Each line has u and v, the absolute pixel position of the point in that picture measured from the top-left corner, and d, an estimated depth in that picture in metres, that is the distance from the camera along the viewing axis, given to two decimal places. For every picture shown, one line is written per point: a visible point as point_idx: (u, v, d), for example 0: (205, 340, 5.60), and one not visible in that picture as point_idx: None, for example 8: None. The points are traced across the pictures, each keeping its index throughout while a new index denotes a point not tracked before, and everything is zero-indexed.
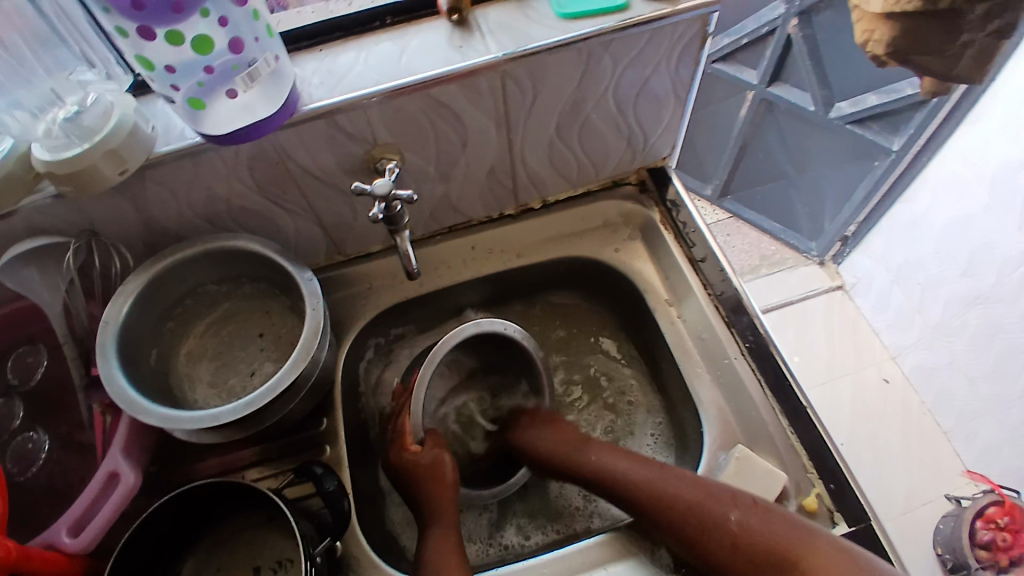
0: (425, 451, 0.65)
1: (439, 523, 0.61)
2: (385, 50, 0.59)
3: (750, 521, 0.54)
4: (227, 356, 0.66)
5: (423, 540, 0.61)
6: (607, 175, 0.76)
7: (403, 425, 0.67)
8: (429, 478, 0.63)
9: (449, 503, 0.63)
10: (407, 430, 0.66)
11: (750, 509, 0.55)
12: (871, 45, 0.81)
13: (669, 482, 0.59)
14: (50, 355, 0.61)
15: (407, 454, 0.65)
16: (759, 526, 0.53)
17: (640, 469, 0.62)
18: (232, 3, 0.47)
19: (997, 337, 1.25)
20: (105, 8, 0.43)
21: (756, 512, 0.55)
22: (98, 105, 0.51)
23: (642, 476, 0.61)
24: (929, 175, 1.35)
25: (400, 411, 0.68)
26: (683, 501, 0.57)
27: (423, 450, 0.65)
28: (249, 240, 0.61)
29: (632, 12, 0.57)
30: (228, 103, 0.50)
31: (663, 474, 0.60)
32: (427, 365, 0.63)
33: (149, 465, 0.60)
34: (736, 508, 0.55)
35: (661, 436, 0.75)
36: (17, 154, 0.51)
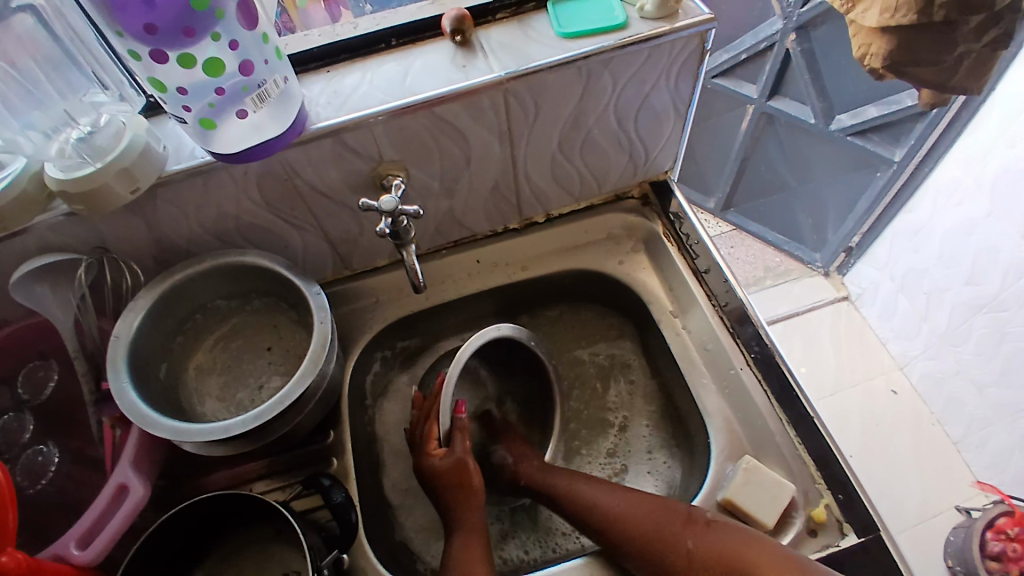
0: (450, 452, 0.66)
1: (463, 531, 0.62)
2: (390, 70, 0.60)
3: (703, 539, 0.57)
4: (236, 370, 0.67)
5: (447, 547, 0.62)
6: (609, 189, 0.77)
7: (428, 429, 0.68)
8: (458, 481, 0.64)
9: (477, 510, 0.64)
10: (434, 434, 0.67)
11: (706, 526, 0.58)
12: (868, 59, 0.82)
13: (625, 503, 0.62)
14: (62, 369, 0.63)
15: (431, 458, 0.66)
16: (713, 543, 0.56)
17: (601, 497, 0.64)
18: (242, 28, 0.48)
19: (1004, 346, 1.25)
20: (120, 32, 0.44)
21: (704, 528, 0.57)
22: (110, 125, 0.53)
23: (601, 505, 0.63)
24: (931, 185, 1.35)
25: (427, 414, 0.69)
26: (640, 523, 0.60)
27: (449, 452, 0.66)
28: (257, 255, 0.62)
29: (630, 31, 0.59)
30: (238, 123, 0.51)
31: (623, 497, 0.63)
32: (456, 365, 0.63)
33: (159, 479, 0.61)
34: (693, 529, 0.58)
35: (664, 445, 0.75)
36: (30, 171, 0.53)
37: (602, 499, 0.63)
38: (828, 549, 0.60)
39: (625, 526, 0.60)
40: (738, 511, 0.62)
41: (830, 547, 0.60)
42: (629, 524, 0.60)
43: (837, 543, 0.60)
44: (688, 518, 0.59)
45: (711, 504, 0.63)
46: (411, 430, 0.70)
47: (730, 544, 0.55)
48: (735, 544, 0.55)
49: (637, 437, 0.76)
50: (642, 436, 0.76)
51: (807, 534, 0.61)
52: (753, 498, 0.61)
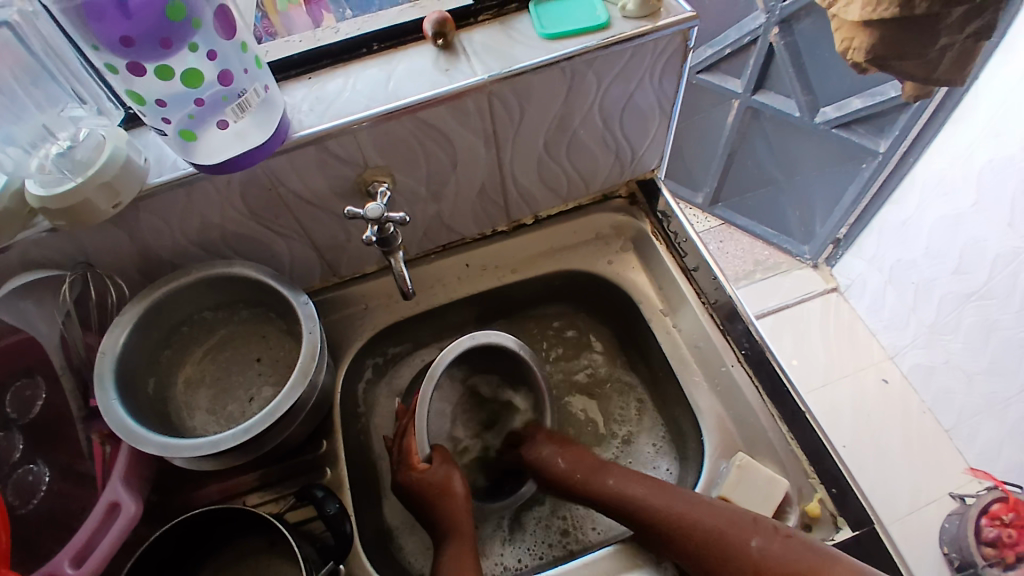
0: (434, 468, 0.65)
1: (456, 539, 0.62)
2: (373, 76, 0.60)
3: (773, 546, 0.55)
4: (225, 382, 0.66)
5: (439, 556, 0.62)
6: (596, 189, 0.77)
7: (407, 444, 0.67)
8: (444, 494, 0.64)
9: (466, 518, 0.64)
10: (412, 450, 0.66)
11: (776, 535, 0.55)
12: (851, 53, 0.83)
13: (684, 503, 0.59)
14: (48, 387, 0.61)
15: (412, 473, 0.65)
16: (786, 551, 0.54)
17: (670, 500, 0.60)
18: (221, 37, 0.48)
19: (994, 334, 1.26)
20: (96, 46, 0.43)
21: (779, 539, 0.55)
22: (90, 138, 0.52)
23: (669, 506, 0.60)
24: (917, 176, 1.36)
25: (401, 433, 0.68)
26: (700, 527, 0.57)
27: (431, 466, 0.65)
28: (243, 265, 0.61)
29: (613, 31, 0.58)
30: (219, 133, 0.51)
31: (683, 496, 0.60)
32: (428, 381, 0.64)
33: (149, 494, 0.60)
34: (758, 533, 0.56)
35: (659, 441, 0.75)
36: (11, 189, 0.52)
37: (661, 500, 0.60)
38: (823, 544, 0.60)
39: (688, 529, 0.58)
40: None
41: (824, 541, 0.60)
42: (688, 529, 0.58)
43: (831, 537, 0.60)
44: (756, 522, 0.56)
45: None
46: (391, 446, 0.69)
47: (805, 557, 0.53)
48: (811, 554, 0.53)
49: (630, 434, 0.76)
50: (634, 433, 0.76)
51: (802, 529, 0.61)
52: (748, 496, 0.61)
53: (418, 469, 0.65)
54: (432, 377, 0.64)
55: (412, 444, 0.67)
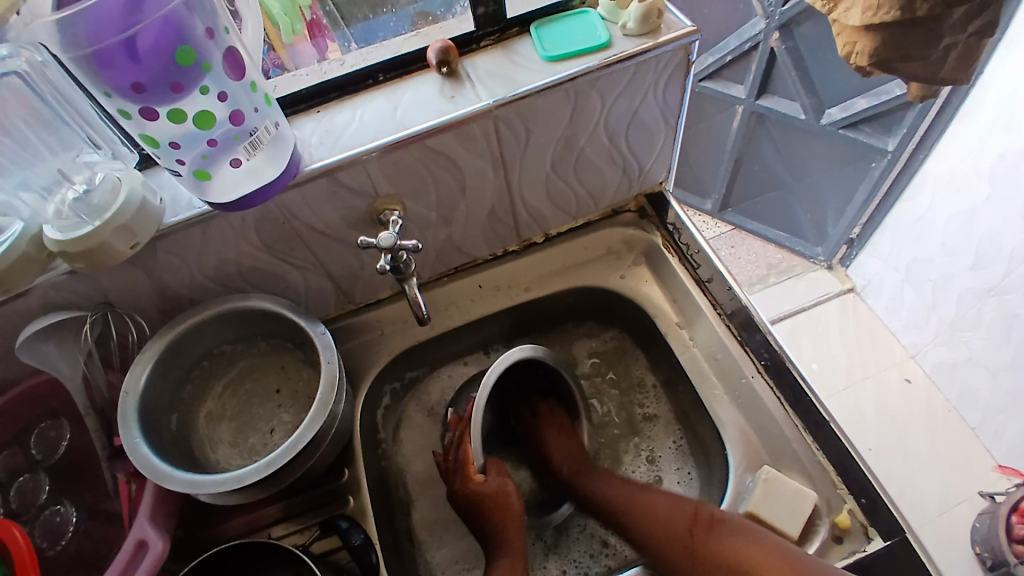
0: (489, 478, 0.66)
1: (509, 554, 0.63)
2: (380, 106, 0.60)
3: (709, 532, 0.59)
4: (246, 415, 0.67)
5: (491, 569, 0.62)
6: (606, 204, 0.77)
7: (464, 454, 0.66)
8: (499, 507, 0.65)
9: (519, 535, 0.65)
10: (469, 459, 0.66)
11: (707, 528, 0.59)
12: (855, 57, 0.82)
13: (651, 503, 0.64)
14: (72, 428, 0.63)
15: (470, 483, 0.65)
16: (718, 537, 0.58)
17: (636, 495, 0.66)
18: (230, 78, 0.49)
19: (1015, 328, 1.24)
20: (109, 93, 0.44)
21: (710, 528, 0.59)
22: (106, 181, 0.54)
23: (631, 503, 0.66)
24: (927, 173, 1.35)
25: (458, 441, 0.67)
26: (647, 517, 0.63)
27: (487, 478, 0.66)
28: (260, 298, 0.62)
29: (615, 49, 0.59)
30: (232, 171, 0.52)
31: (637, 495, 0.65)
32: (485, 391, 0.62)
33: (175, 529, 0.60)
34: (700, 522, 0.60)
35: (683, 447, 0.74)
36: (29, 233, 0.54)
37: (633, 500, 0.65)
38: (854, 555, 0.59)
39: (637, 518, 0.63)
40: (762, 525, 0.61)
41: (855, 553, 0.59)
42: (637, 517, 0.64)
43: (863, 548, 0.59)
44: (695, 514, 0.61)
45: None
46: (444, 457, 0.68)
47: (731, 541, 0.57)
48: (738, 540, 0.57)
49: (656, 442, 0.75)
50: (662, 441, 0.75)
51: (832, 541, 0.60)
52: (776, 511, 0.60)
53: (474, 479, 0.65)
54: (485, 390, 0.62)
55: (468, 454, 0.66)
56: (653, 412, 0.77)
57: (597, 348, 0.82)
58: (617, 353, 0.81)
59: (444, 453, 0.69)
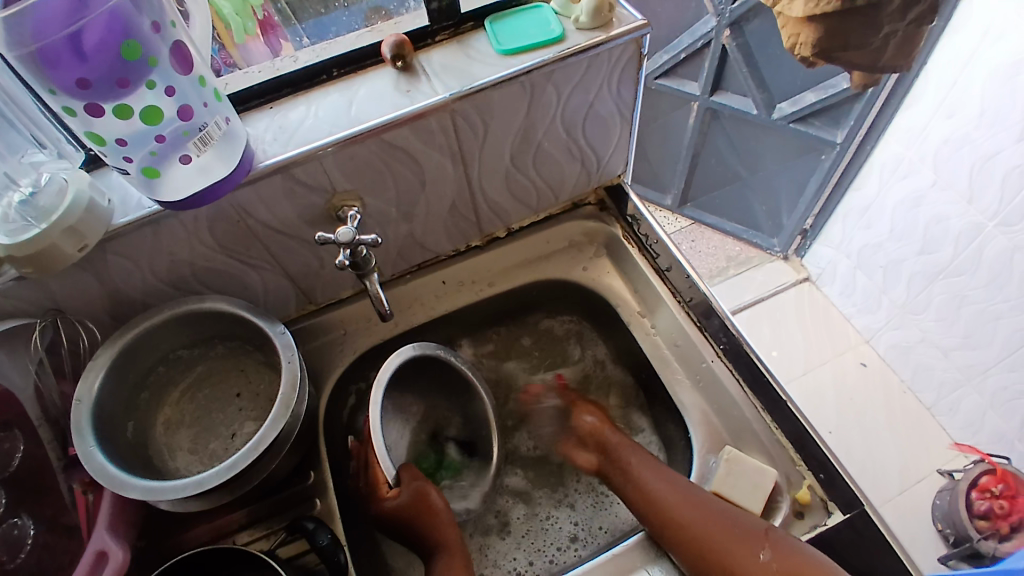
0: (403, 491, 0.63)
1: (448, 553, 0.62)
2: (334, 101, 0.60)
3: (781, 555, 0.55)
4: (207, 420, 0.65)
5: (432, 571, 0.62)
6: (565, 197, 0.78)
7: (373, 474, 0.65)
8: (422, 511, 0.63)
9: (451, 532, 0.63)
10: (379, 478, 0.64)
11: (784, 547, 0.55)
12: (798, 48, 0.85)
13: (704, 510, 0.59)
14: (27, 438, 0.57)
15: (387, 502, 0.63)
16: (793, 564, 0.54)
17: (685, 502, 0.60)
18: (178, 73, 0.48)
19: (964, 308, 1.30)
20: (52, 90, 0.43)
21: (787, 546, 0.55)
22: (52, 183, 0.52)
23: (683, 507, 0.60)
24: (875, 162, 1.40)
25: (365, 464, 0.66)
26: (707, 530, 0.58)
27: (400, 489, 0.64)
28: (217, 299, 0.60)
29: (568, 43, 0.60)
30: (182, 169, 0.51)
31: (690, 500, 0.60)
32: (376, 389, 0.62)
33: (136, 539, 0.58)
34: (768, 544, 0.56)
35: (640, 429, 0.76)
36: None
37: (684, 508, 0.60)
38: (816, 529, 0.61)
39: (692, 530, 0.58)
40: None
41: (817, 527, 0.61)
42: (699, 530, 0.58)
43: (824, 522, 0.61)
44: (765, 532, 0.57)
45: None
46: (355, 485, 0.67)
47: (806, 567, 0.53)
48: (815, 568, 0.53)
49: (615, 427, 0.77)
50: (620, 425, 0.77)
51: (794, 516, 0.62)
52: (738, 489, 0.62)
53: (388, 497, 0.63)
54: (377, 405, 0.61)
55: (377, 473, 0.64)
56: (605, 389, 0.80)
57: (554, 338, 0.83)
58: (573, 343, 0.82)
59: (355, 480, 0.67)
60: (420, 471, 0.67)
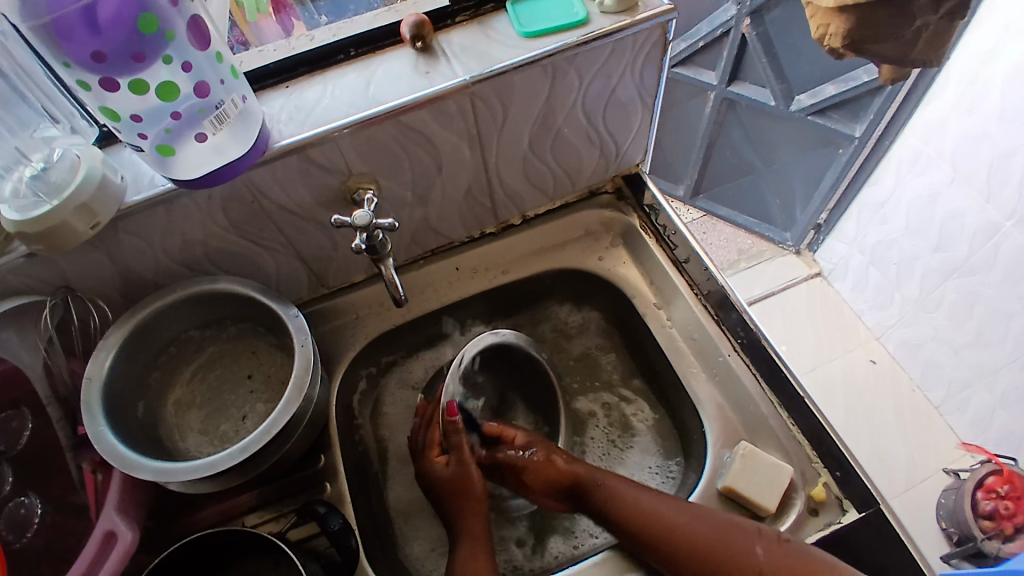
0: (451, 463, 0.66)
1: (468, 542, 0.62)
2: (351, 81, 0.59)
3: (775, 552, 0.55)
4: (217, 402, 0.65)
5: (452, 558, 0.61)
6: (583, 185, 0.77)
7: (429, 436, 0.68)
8: (459, 490, 0.64)
9: (479, 521, 0.63)
10: (435, 442, 0.67)
11: (777, 544, 0.56)
12: (827, 39, 0.82)
13: (691, 516, 0.58)
14: (35, 418, 0.58)
15: (432, 466, 0.66)
16: (789, 560, 0.54)
17: (671, 511, 0.59)
18: (195, 49, 0.47)
19: (977, 308, 1.28)
20: (67, 63, 0.42)
21: (781, 543, 0.56)
22: (64, 159, 0.51)
23: (669, 515, 0.59)
24: (893, 157, 1.38)
25: (427, 421, 0.68)
26: (697, 536, 0.57)
27: (449, 461, 0.66)
28: (229, 280, 0.60)
29: (592, 26, 0.58)
30: (198, 147, 0.50)
31: (673, 505, 0.59)
32: (460, 361, 0.64)
33: (144, 519, 0.58)
34: (762, 542, 0.56)
35: (652, 418, 0.76)
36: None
37: (670, 516, 0.59)
38: (831, 527, 0.60)
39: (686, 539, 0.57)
40: (740, 498, 0.62)
41: (832, 524, 0.60)
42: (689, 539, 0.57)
43: (839, 520, 0.60)
44: (758, 531, 0.57)
45: (713, 494, 0.63)
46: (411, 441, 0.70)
47: (801, 563, 0.54)
48: (812, 563, 0.54)
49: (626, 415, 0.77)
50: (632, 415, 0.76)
51: (808, 514, 0.61)
52: (753, 484, 0.61)
53: (437, 462, 0.66)
54: (455, 374, 0.65)
55: (435, 436, 0.67)
56: (619, 378, 0.79)
57: (571, 322, 0.82)
58: (589, 327, 0.81)
59: (412, 437, 0.70)
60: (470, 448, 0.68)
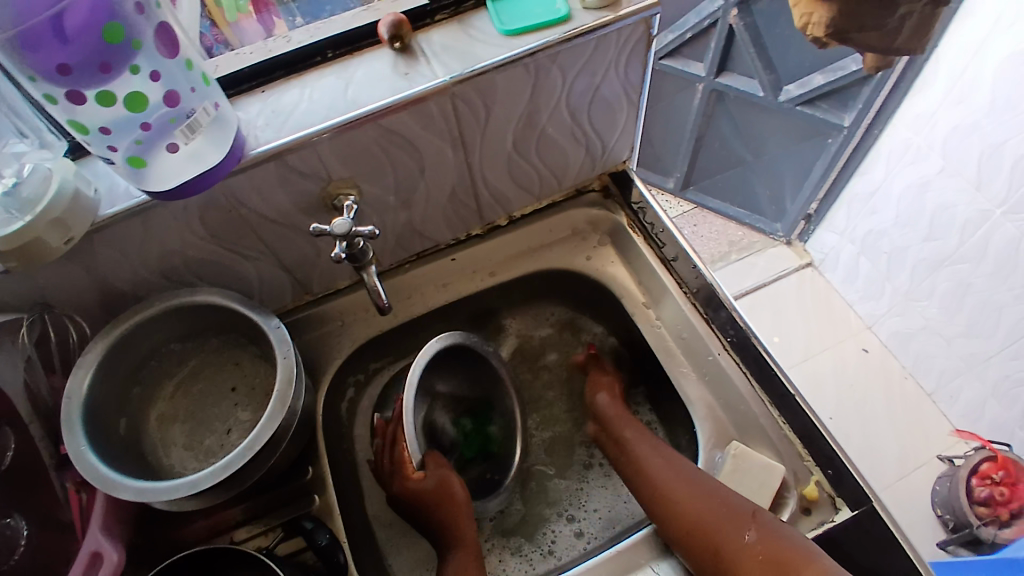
0: (428, 475, 0.64)
1: (460, 550, 0.62)
2: (329, 85, 0.57)
3: (766, 537, 0.53)
4: (201, 415, 0.64)
5: (444, 564, 0.61)
6: (569, 184, 0.76)
7: (399, 453, 0.65)
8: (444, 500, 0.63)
9: (468, 527, 0.63)
10: (406, 458, 0.64)
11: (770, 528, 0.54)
12: (811, 28, 0.79)
13: (690, 478, 0.60)
14: (18, 437, 0.56)
15: (408, 482, 0.63)
16: (775, 543, 0.53)
17: (679, 472, 0.61)
18: (164, 56, 0.45)
19: (968, 295, 1.28)
20: (32, 77, 0.41)
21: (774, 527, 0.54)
22: (36, 173, 0.48)
23: (671, 475, 0.61)
24: (883, 146, 1.37)
25: (392, 440, 0.66)
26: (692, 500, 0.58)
27: (426, 473, 0.64)
28: (208, 292, 0.58)
29: (574, 23, 0.57)
30: (171, 157, 0.48)
31: (680, 469, 0.61)
32: (415, 371, 0.61)
33: (130, 537, 0.57)
34: (754, 525, 0.55)
35: (638, 413, 0.77)
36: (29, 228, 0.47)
37: (663, 474, 0.62)
38: (823, 526, 0.60)
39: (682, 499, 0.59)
40: None
41: (824, 523, 0.60)
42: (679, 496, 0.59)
43: (831, 519, 0.60)
44: (754, 515, 0.56)
45: None
46: (379, 460, 0.67)
47: (787, 550, 0.52)
48: (797, 550, 0.52)
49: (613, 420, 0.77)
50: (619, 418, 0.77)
51: (801, 512, 0.61)
52: (745, 485, 0.61)
53: (413, 478, 0.63)
54: (411, 388, 0.60)
55: (404, 452, 0.65)
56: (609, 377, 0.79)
57: (557, 321, 0.82)
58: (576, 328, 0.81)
59: (378, 455, 0.68)
60: (443, 460, 0.67)
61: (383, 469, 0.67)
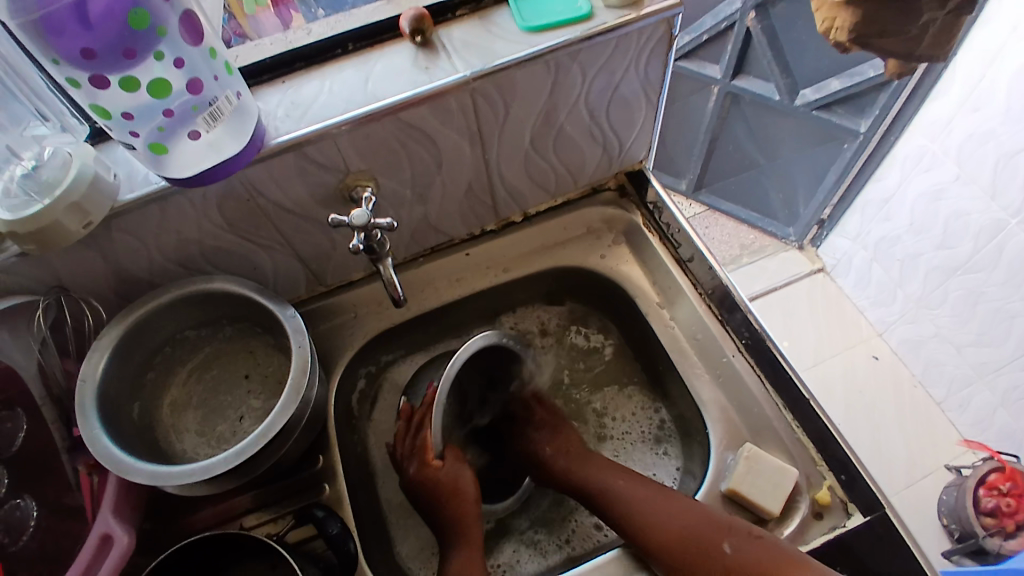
0: (446, 466, 0.65)
1: (465, 547, 0.62)
2: (350, 76, 0.57)
3: (744, 548, 0.55)
4: (213, 403, 0.64)
5: (447, 560, 0.61)
6: (585, 182, 0.75)
7: (423, 439, 0.65)
8: (456, 495, 0.64)
9: (474, 526, 0.63)
10: (428, 444, 0.65)
11: (746, 539, 0.56)
12: (833, 32, 0.78)
13: (657, 505, 0.60)
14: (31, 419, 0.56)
15: (427, 469, 0.64)
16: (756, 556, 0.54)
17: (649, 500, 0.61)
18: (188, 44, 0.45)
19: (980, 306, 1.27)
20: (55, 60, 0.41)
21: (751, 539, 0.55)
22: (55, 157, 0.50)
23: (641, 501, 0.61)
24: (898, 152, 1.36)
25: (416, 425, 0.66)
26: (670, 524, 0.58)
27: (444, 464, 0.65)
28: (225, 280, 0.59)
29: (596, 21, 0.57)
30: (191, 144, 0.48)
31: (650, 495, 0.61)
32: (450, 369, 0.59)
33: (140, 521, 0.58)
34: (730, 537, 0.56)
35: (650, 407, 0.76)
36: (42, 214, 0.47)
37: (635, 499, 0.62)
38: (835, 531, 0.59)
39: (658, 528, 0.58)
40: (743, 501, 0.61)
41: (836, 529, 0.60)
42: (653, 522, 0.59)
43: (843, 524, 0.60)
44: (727, 526, 0.57)
45: (716, 495, 0.63)
46: (399, 442, 0.68)
47: (767, 560, 0.53)
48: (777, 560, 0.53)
49: (625, 416, 0.76)
50: (630, 414, 0.76)
51: (812, 517, 0.60)
52: (758, 488, 0.60)
53: (432, 466, 0.64)
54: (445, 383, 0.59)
55: (427, 439, 0.65)
56: (621, 375, 0.78)
57: (572, 316, 0.81)
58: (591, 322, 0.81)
59: (398, 439, 0.68)
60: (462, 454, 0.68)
61: (401, 454, 0.67)
